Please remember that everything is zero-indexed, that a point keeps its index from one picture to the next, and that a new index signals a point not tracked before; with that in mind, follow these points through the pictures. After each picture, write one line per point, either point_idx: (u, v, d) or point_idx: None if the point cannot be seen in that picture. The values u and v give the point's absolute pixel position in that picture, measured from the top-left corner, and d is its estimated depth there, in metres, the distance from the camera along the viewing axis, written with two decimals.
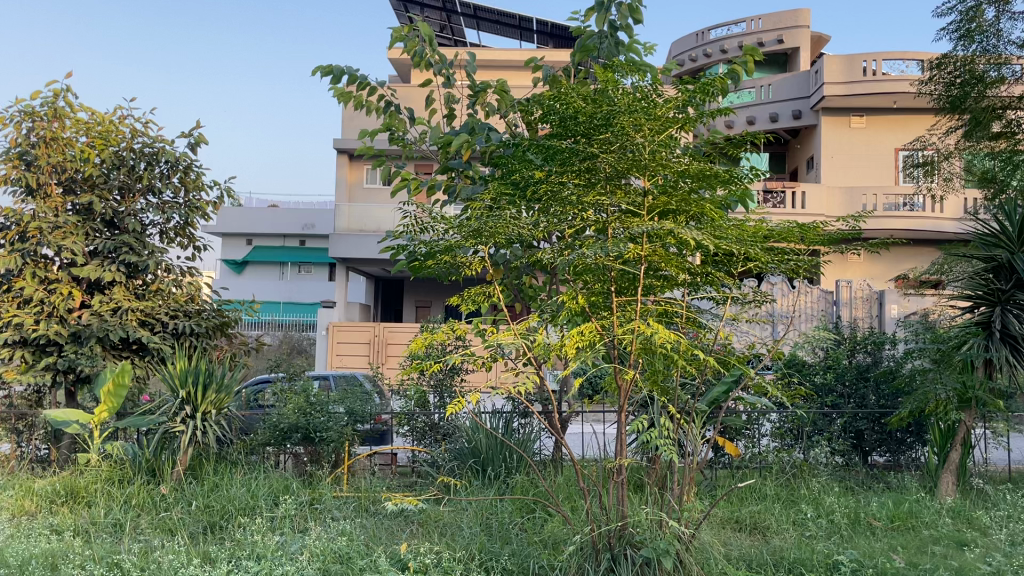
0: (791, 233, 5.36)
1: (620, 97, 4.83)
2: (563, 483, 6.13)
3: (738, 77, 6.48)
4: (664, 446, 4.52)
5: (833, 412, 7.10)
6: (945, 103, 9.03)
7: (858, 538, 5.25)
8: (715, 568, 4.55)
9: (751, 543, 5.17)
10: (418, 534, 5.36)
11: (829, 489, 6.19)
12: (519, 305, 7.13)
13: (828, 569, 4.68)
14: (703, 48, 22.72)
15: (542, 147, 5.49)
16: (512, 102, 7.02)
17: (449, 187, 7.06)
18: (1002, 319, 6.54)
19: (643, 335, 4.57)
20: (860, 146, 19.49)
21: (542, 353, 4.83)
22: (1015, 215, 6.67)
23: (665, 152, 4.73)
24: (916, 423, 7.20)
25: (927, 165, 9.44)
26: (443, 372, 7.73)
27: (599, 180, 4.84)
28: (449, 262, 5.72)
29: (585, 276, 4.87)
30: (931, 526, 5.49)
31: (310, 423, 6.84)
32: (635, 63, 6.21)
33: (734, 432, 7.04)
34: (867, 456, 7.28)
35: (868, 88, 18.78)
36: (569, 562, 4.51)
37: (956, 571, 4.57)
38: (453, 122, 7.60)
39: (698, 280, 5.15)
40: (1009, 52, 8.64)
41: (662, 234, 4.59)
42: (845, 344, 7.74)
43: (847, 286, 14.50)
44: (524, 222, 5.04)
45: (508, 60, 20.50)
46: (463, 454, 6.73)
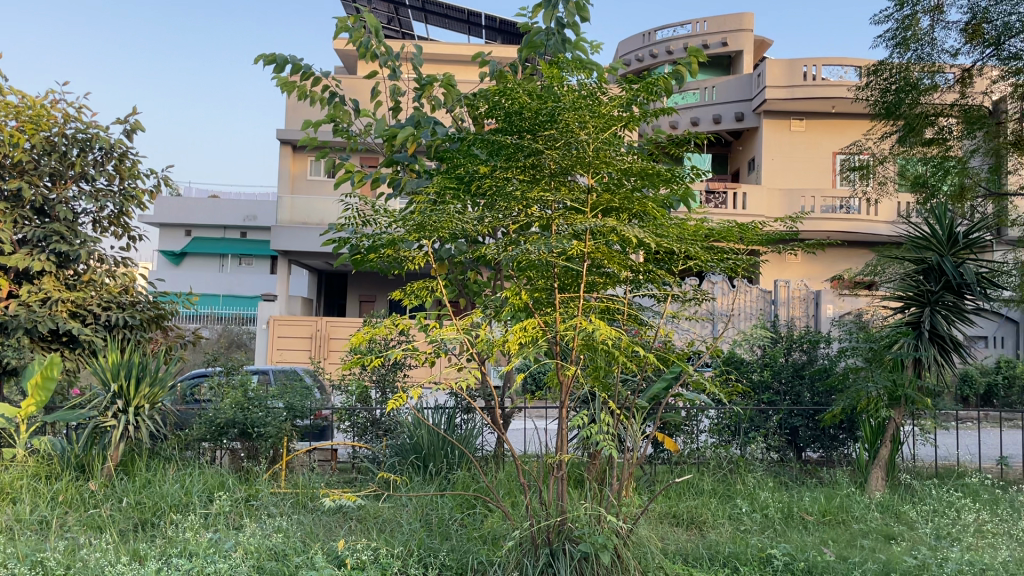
0: (731, 232, 5.44)
1: (566, 94, 4.86)
2: (504, 478, 6.12)
3: (683, 77, 6.57)
4: (604, 442, 4.55)
5: (769, 409, 7.26)
6: (880, 109, 9.32)
7: (791, 532, 5.37)
8: (653, 563, 4.58)
9: (687, 538, 5.24)
10: (357, 530, 5.30)
11: (763, 484, 6.32)
12: (464, 300, 7.06)
13: (761, 563, 4.78)
14: (649, 49, 22.94)
15: (487, 142, 5.47)
16: (459, 97, 6.97)
17: (394, 181, 6.98)
18: (931, 320, 6.78)
19: (585, 332, 4.59)
20: (799, 149, 19.91)
21: (485, 349, 4.80)
22: (945, 218, 6.90)
23: (611, 150, 4.75)
24: (848, 420, 7.37)
25: (862, 169, 9.69)
26: (385, 366, 7.61)
27: (543, 177, 4.86)
28: (393, 257, 5.66)
29: (529, 272, 4.90)
30: (860, 520, 5.64)
31: (248, 418, 6.68)
32: (582, 61, 6.24)
33: (673, 428, 7.12)
34: (801, 452, 7.46)
35: (806, 93, 19.18)
36: (508, 557, 4.51)
37: (883, 563, 4.69)
38: (399, 115, 7.53)
39: (640, 277, 5.21)
40: (942, 61, 8.92)
41: (605, 232, 4.62)
42: (782, 343, 7.92)
43: (785, 286, 14.78)
44: (468, 216, 5.02)
45: (455, 55, 20.40)
46: (404, 450, 6.68)
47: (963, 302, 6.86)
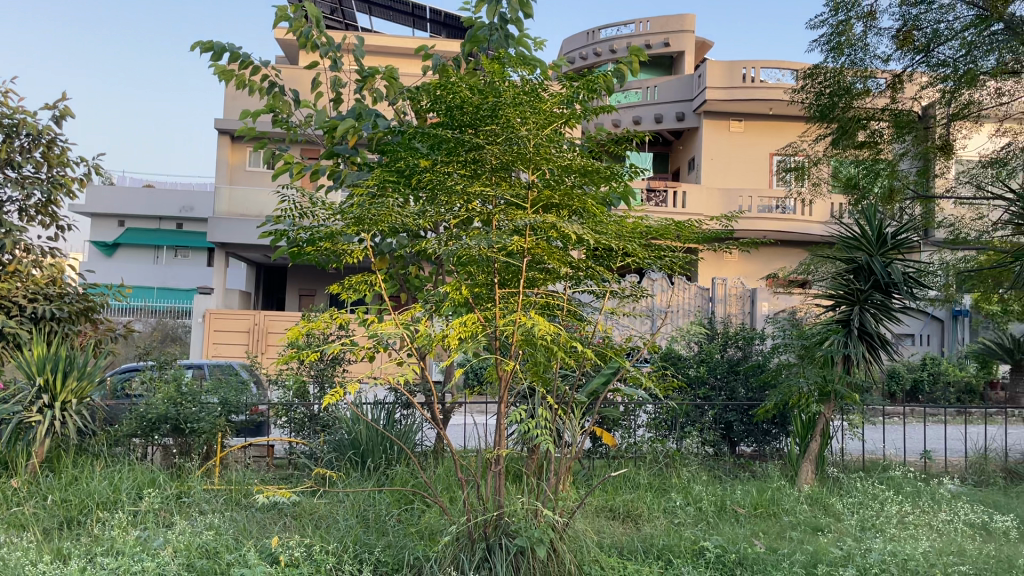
0: (668, 230, 5.52)
1: (508, 89, 4.88)
2: (443, 473, 6.11)
3: (624, 75, 6.62)
4: (542, 436, 4.59)
5: (705, 404, 7.39)
6: (814, 112, 9.59)
7: (723, 524, 5.48)
8: (588, 556, 4.63)
9: (623, 531, 5.31)
10: (292, 527, 5.23)
11: (698, 478, 6.43)
12: (405, 295, 7.00)
13: (694, 555, 4.88)
14: (593, 47, 23.08)
15: (428, 135, 5.44)
16: (401, 89, 6.90)
17: (334, 173, 6.87)
18: (860, 318, 7.00)
19: (524, 327, 4.61)
20: (738, 150, 20.30)
21: (425, 343, 4.78)
22: (874, 219, 7.11)
23: (551, 146, 4.78)
24: (780, 415, 7.55)
25: (798, 170, 9.91)
26: (323, 361, 7.51)
27: (484, 172, 4.85)
28: (331, 250, 5.58)
29: (470, 267, 4.89)
30: (790, 512, 5.79)
31: (181, 414, 6.53)
32: (525, 57, 6.24)
33: (611, 423, 7.20)
34: (735, 446, 7.61)
35: (747, 94, 19.49)
36: (444, 552, 4.49)
37: (811, 554, 4.82)
38: (340, 106, 7.42)
39: (580, 273, 5.25)
40: (875, 66, 9.14)
41: (545, 228, 4.64)
42: (717, 339, 8.07)
43: (722, 283, 15.05)
44: (407, 210, 4.98)
45: (400, 48, 20.22)
46: (342, 445, 6.61)
47: (891, 301, 7.09)
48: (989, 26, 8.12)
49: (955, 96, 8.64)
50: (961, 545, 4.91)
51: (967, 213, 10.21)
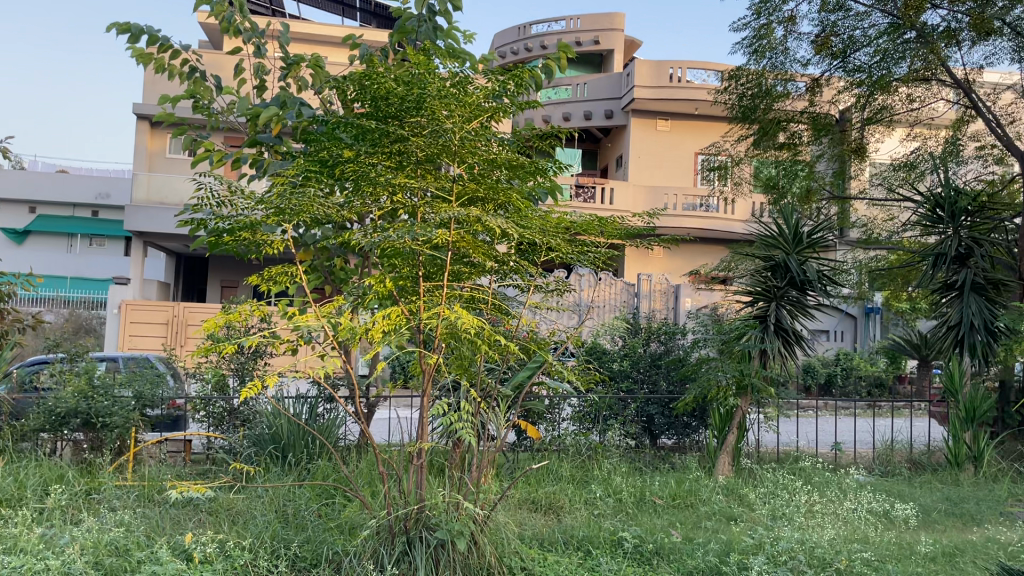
0: (592, 225, 5.58)
1: (433, 81, 4.84)
2: (365, 467, 6.05)
3: (552, 72, 6.63)
4: (464, 429, 4.59)
5: (628, 398, 7.51)
6: (737, 113, 9.79)
7: (642, 515, 5.60)
8: (509, 548, 4.65)
9: (544, 523, 5.36)
10: (207, 523, 5.11)
11: (618, 470, 6.53)
12: (330, 288, 6.89)
13: (612, 545, 4.98)
14: (524, 42, 23.10)
15: (353, 125, 5.37)
16: (327, 78, 6.78)
17: (257, 162, 6.72)
18: (777, 314, 7.23)
19: (448, 320, 4.60)
20: (664, 148, 20.66)
21: (347, 336, 4.72)
22: (792, 218, 7.35)
23: (476, 139, 4.79)
24: (700, 408, 7.74)
25: (720, 169, 10.13)
26: (244, 354, 7.34)
27: (409, 164, 4.82)
28: (252, 241, 5.46)
29: (394, 260, 4.85)
30: (706, 503, 5.94)
31: (92, 407, 6.32)
32: (454, 51, 6.22)
33: (536, 417, 7.28)
34: (656, 439, 7.77)
35: (672, 94, 19.81)
36: (364, 546, 4.46)
37: (725, 543, 4.96)
38: (264, 93, 7.25)
39: (505, 267, 5.26)
40: (794, 70, 9.39)
41: (470, 221, 4.64)
42: (641, 334, 8.20)
43: (647, 279, 15.30)
44: (330, 200, 4.90)
45: (328, 36, 19.89)
46: (262, 440, 6.48)
47: (805, 297, 7.35)
48: (901, 34, 8.42)
49: (868, 100, 9.07)
50: (864, 533, 5.11)
51: (879, 215, 10.62)
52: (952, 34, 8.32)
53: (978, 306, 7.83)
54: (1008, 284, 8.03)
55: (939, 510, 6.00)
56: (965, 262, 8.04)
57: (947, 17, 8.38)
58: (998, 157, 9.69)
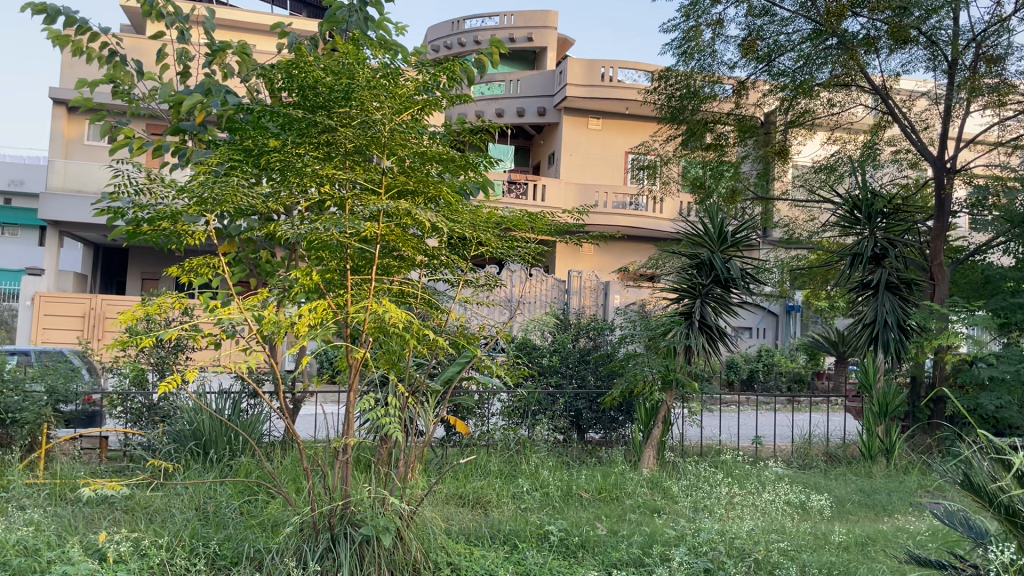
0: (522, 221, 5.59)
1: (363, 71, 4.78)
2: (289, 463, 5.94)
3: (484, 66, 6.57)
4: (391, 424, 4.55)
5: (557, 393, 7.59)
6: (665, 113, 9.94)
7: (568, 508, 5.66)
8: (435, 542, 4.64)
9: (472, 518, 5.36)
10: (123, 521, 4.95)
11: (546, 464, 6.57)
12: (255, 280, 6.74)
13: (539, 539, 5.02)
14: (457, 36, 23.01)
15: (280, 114, 5.25)
16: (255, 66, 6.62)
17: (179, 150, 6.51)
18: (701, 311, 7.40)
19: (376, 314, 4.54)
20: (595, 146, 20.87)
21: (272, 329, 4.61)
22: (717, 217, 7.53)
23: (406, 132, 4.74)
24: (626, 403, 7.88)
25: (650, 168, 10.27)
26: (164, 348, 7.12)
27: (338, 155, 4.75)
28: (172, 231, 5.29)
29: (322, 253, 4.77)
30: (631, 496, 6.04)
31: (1, 403, 6.04)
32: (385, 42, 6.15)
33: (465, 412, 7.29)
34: (584, 433, 7.89)
35: (604, 93, 19.98)
36: (286, 544, 4.38)
37: (648, 535, 5.05)
38: (188, 79, 7.05)
39: (434, 261, 5.23)
40: (721, 72, 9.57)
41: (399, 214, 4.59)
42: (570, 329, 8.28)
43: (577, 276, 15.43)
44: (255, 191, 4.79)
45: (255, 25, 19.48)
46: (182, 437, 6.30)
47: (728, 295, 7.54)
48: (823, 40, 8.66)
49: (791, 103, 9.43)
50: (781, 523, 5.27)
51: (800, 215, 10.95)
52: (871, 41, 8.62)
53: (890, 305, 8.16)
54: (919, 284, 8.39)
55: (852, 501, 6.22)
56: (880, 262, 8.35)
57: (867, 25, 8.66)
58: (912, 162, 10.07)
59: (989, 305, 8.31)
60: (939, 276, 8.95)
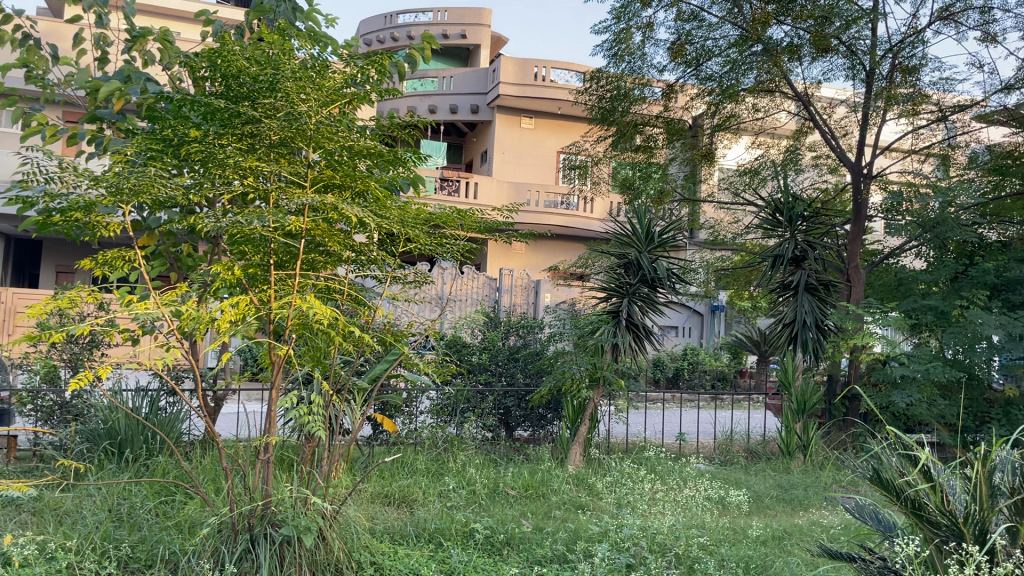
0: (451, 218, 5.55)
1: (288, 62, 4.67)
2: (209, 463, 5.80)
3: (415, 61, 6.48)
4: (314, 423, 4.46)
5: (485, 391, 7.59)
6: (596, 114, 10.02)
7: (493, 506, 5.66)
8: (358, 542, 4.58)
9: (397, 516, 5.31)
10: (30, 524, 4.74)
11: (472, 462, 6.56)
12: (176, 275, 6.53)
13: (464, 537, 5.02)
14: (390, 31, 22.77)
15: (202, 103, 5.09)
16: (177, 54, 6.42)
17: (96, 139, 6.26)
18: (628, 310, 7.51)
19: (299, 310, 4.44)
20: (528, 145, 20.97)
21: (191, 325, 4.46)
22: (645, 218, 7.63)
23: (332, 125, 4.65)
24: (555, 401, 7.94)
25: (581, 168, 10.36)
26: (78, 344, 6.86)
27: (261, 147, 4.64)
28: (85, 222, 5.07)
29: (244, 247, 4.63)
30: (557, 493, 6.08)
31: None
32: (314, 34, 6.05)
33: (393, 409, 7.22)
34: (512, 430, 7.92)
35: (536, 92, 20.05)
36: (203, 545, 4.25)
37: (572, 531, 5.08)
38: (106, 66, 6.78)
39: (362, 257, 5.15)
40: (651, 75, 9.70)
41: (325, 208, 4.50)
42: (500, 327, 8.29)
43: (509, 274, 15.37)
44: (174, 182, 4.62)
45: (178, 12, 18.98)
46: (96, 436, 6.08)
47: (655, 294, 7.65)
48: (748, 47, 8.86)
49: (718, 108, 9.65)
50: (701, 518, 5.37)
51: (726, 218, 11.19)
52: (794, 49, 8.87)
53: (809, 305, 8.41)
54: (837, 285, 8.67)
55: (770, 496, 6.39)
56: (800, 263, 8.59)
57: (790, 33, 8.89)
58: (831, 167, 10.41)
59: (901, 306, 8.65)
60: (855, 278, 9.30)
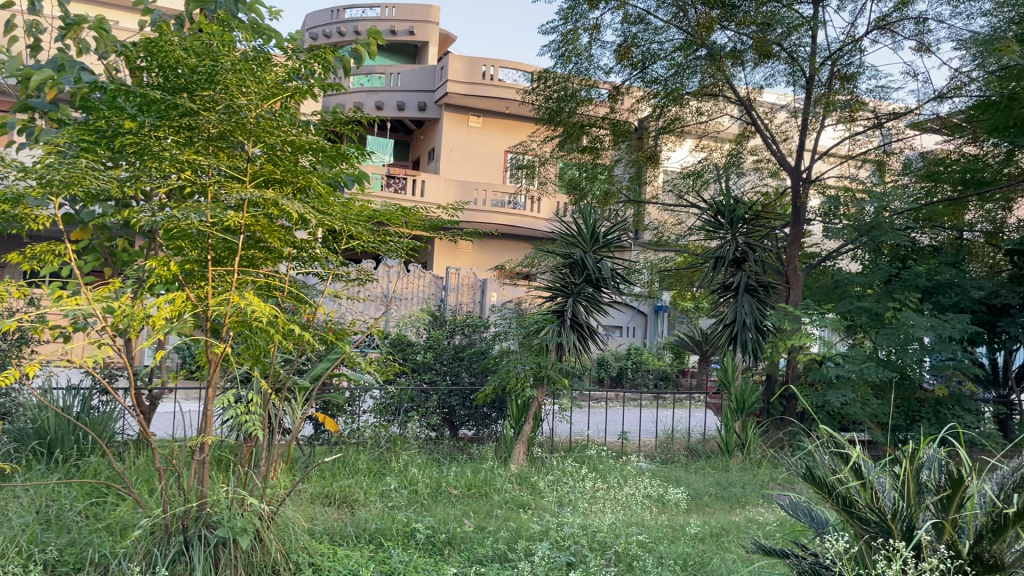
0: (395, 215, 5.48)
1: (228, 53, 4.56)
2: (143, 463, 5.66)
3: (360, 57, 6.41)
4: (252, 422, 4.37)
5: (430, 390, 7.56)
6: (543, 114, 10.05)
7: (436, 505, 5.63)
8: (296, 544, 4.51)
9: (337, 517, 5.24)
10: None
11: (415, 461, 6.52)
12: (111, 271, 6.35)
13: (405, 536, 4.99)
14: (337, 26, 22.52)
15: (137, 94, 4.92)
16: (114, 43, 6.23)
17: (26, 129, 6.04)
18: (573, 309, 7.55)
19: (238, 307, 4.34)
20: (475, 144, 20.97)
21: (124, 322, 4.33)
22: (590, 218, 7.68)
23: (273, 119, 4.55)
24: (499, 400, 7.95)
25: (528, 168, 10.38)
26: (6, 341, 6.63)
27: (199, 140, 4.52)
28: (12, 215, 4.87)
29: (181, 242, 4.51)
30: (500, 492, 6.08)
31: None
32: (257, 26, 5.94)
33: (335, 409, 7.14)
34: (456, 429, 7.90)
35: (484, 91, 20.02)
36: (134, 548, 4.15)
37: (513, 530, 5.09)
38: (38, 54, 6.55)
39: (303, 254, 5.06)
40: (598, 76, 9.77)
41: (265, 204, 4.41)
42: (445, 326, 8.26)
43: (455, 273, 15.33)
44: (106, 175, 4.47)
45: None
46: (24, 436, 5.88)
47: (599, 294, 7.69)
48: (693, 51, 8.99)
49: (663, 110, 9.77)
50: (640, 516, 5.42)
51: (670, 219, 11.34)
52: (737, 55, 9.02)
53: (749, 307, 8.55)
54: (776, 287, 8.84)
55: (709, 494, 6.49)
56: (741, 265, 8.74)
57: (733, 38, 9.04)
58: (772, 171, 10.64)
59: (837, 308, 8.87)
60: (793, 280, 9.50)
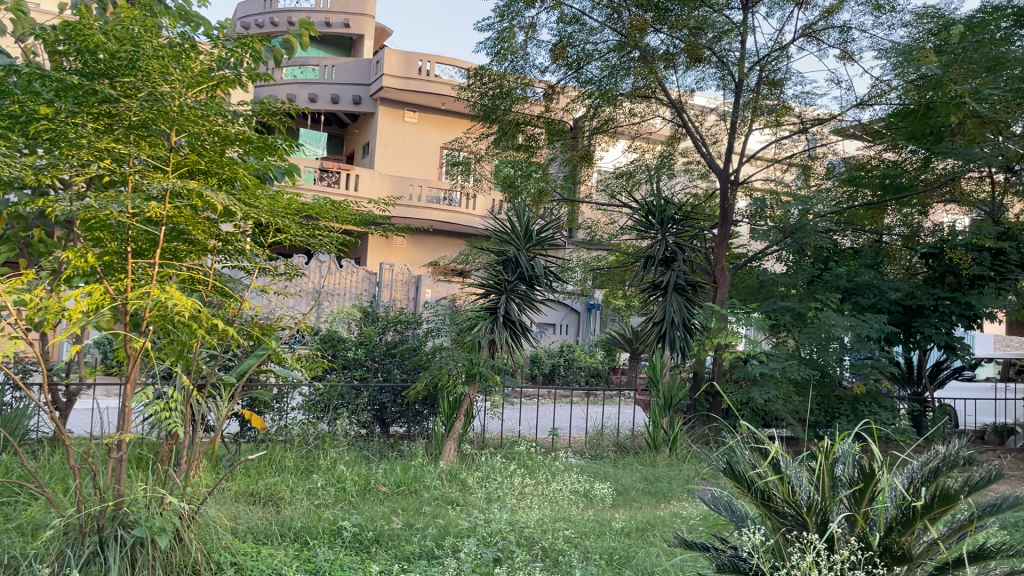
0: (325, 209, 5.38)
1: (150, 39, 4.41)
2: (57, 462, 5.47)
3: (292, 48, 6.29)
4: (172, 419, 4.25)
5: (360, 387, 7.49)
6: (479, 111, 10.03)
7: (363, 503, 5.58)
8: (218, 543, 4.41)
9: (261, 515, 5.15)
10: None
11: (343, 458, 6.45)
12: (26, 262, 6.11)
13: (331, 535, 4.93)
14: (270, 15, 22.07)
15: (55, 78, 4.72)
16: (32, 26, 5.98)
17: None
18: (506, 307, 7.54)
19: (158, 301, 4.21)
20: (411, 140, 20.88)
21: (37, 316, 4.16)
22: (523, 215, 7.72)
23: (197, 108, 4.42)
24: (431, 397, 7.94)
25: (463, 165, 10.29)
26: None
27: (119, 128, 4.36)
28: None
29: (99, 233, 4.35)
30: (429, 488, 6.05)
31: None
32: (183, 13, 5.78)
33: (263, 405, 7.00)
34: (387, 427, 7.86)
35: (420, 86, 19.95)
36: (46, 549, 4.00)
37: (442, 527, 5.07)
38: None
39: (229, 247, 4.93)
40: (533, 74, 9.82)
41: (189, 196, 4.28)
42: (378, 323, 8.20)
43: (388, 269, 15.21)
44: (20, 162, 4.28)
45: None
46: None
47: (531, 292, 7.71)
48: (626, 52, 9.11)
49: (596, 111, 9.89)
50: (567, 512, 5.47)
51: (603, 219, 11.47)
52: (670, 57, 9.14)
53: (678, 305, 8.67)
54: (703, 286, 9.00)
55: (637, 489, 6.59)
56: (670, 264, 8.88)
57: (666, 41, 9.18)
58: (702, 172, 10.86)
59: (762, 308, 9.13)
60: (721, 280, 9.70)
